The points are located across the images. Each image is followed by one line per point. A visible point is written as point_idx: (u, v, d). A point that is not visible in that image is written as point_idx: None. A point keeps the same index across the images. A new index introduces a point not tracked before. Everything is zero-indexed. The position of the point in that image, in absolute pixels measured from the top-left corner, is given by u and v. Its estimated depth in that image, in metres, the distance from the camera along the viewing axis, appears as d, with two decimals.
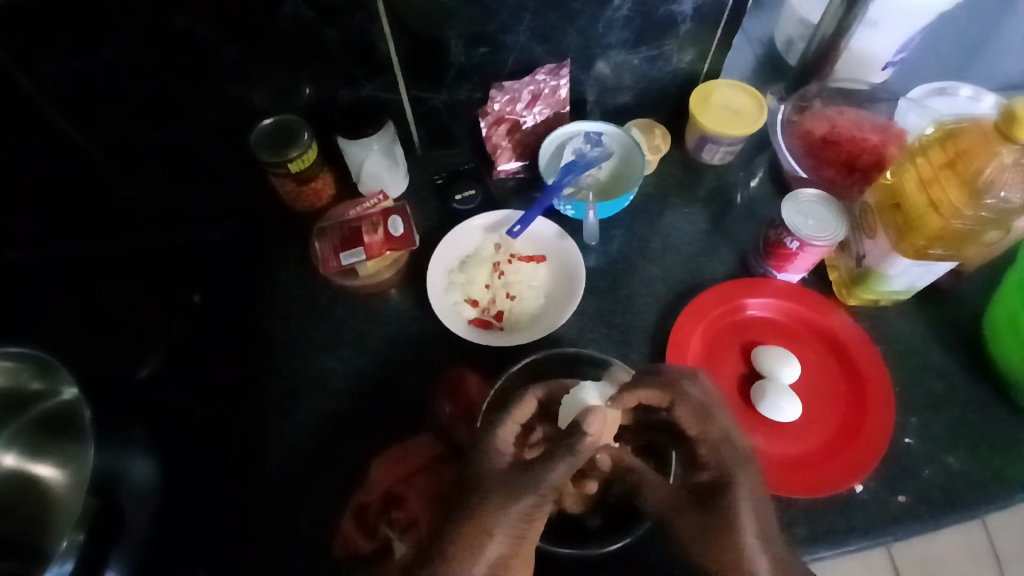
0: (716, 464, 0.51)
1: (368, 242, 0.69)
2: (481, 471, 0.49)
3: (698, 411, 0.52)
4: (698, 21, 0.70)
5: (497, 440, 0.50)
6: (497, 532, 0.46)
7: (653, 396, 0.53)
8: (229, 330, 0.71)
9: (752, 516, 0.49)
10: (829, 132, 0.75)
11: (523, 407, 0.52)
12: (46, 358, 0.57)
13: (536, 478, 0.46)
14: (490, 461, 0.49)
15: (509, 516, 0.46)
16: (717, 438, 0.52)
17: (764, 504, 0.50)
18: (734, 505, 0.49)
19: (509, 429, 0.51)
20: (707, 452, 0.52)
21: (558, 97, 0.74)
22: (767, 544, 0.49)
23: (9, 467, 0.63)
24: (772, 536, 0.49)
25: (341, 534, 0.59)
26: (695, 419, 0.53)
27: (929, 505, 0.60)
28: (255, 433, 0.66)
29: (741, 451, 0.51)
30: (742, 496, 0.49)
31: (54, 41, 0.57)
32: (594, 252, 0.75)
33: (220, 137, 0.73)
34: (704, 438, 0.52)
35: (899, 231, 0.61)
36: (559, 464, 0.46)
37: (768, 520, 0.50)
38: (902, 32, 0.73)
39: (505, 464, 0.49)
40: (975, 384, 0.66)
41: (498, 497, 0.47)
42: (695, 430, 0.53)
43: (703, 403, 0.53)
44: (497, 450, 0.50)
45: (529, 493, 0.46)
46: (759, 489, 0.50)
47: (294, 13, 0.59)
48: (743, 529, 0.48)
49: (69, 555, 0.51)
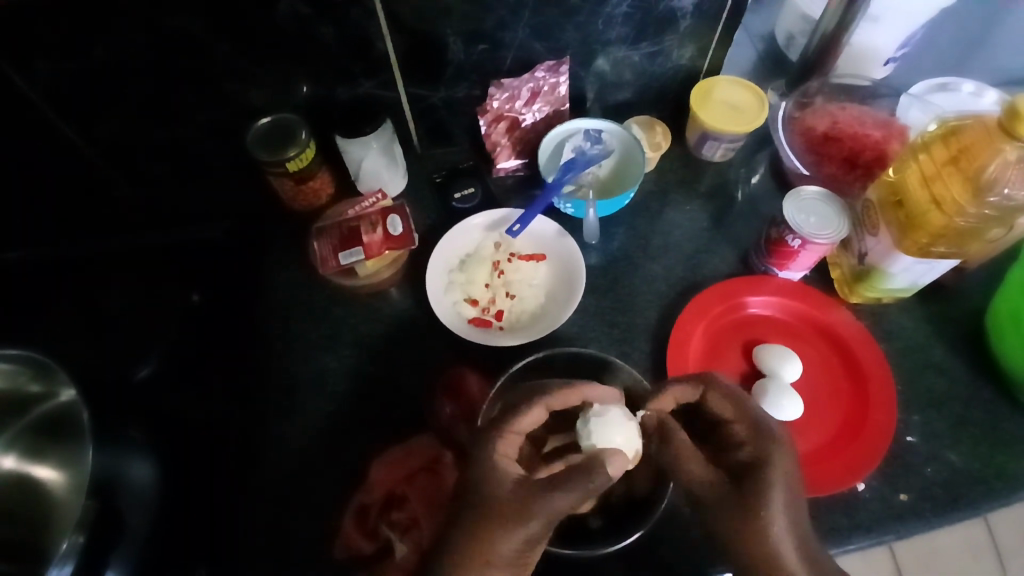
0: (752, 441, 0.50)
1: (366, 242, 0.68)
2: (487, 493, 0.47)
3: (732, 398, 0.52)
4: (699, 17, 0.69)
5: (499, 454, 0.49)
6: (500, 561, 0.46)
7: (685, 393, 0.53)
8: (229, 329, 0.72)
9: (785, 498, 0.48)
10: (832, 128, 0.74)
11: (530, 417, 0.51)
12: (43, 361, 0.57)
13: (547, 503, 0.45)
14: (494, 485, 0.47)
15: (515, 540, 0.45)
16: (751, 422, 0.51)
17: (798, 490, 0.49)
18: (767, 488, 0.47)
19: (513, 441, 0.50)
20: (744, 432, 0.51)
21: (557, 94, 0.73)
22: (796, 529, 0.48)
23: (6, 471, 0.62)
24: (802, 522, 0.48)
25: (342, 535, 0.59)
26: (729, 408, 0.52)
27: (931, 503, 0.60)
28: (253, 434, 0.66)
29: (775, 433, 0.50)
30: (777, 478, 0.48)
31: (50, 42, 0.56)
32: (594, 250, 0.74)
33: (216, 137, 0.73)
34: (739, 420, 0.52)
35: (901, 228, 0.60)
36: (566, 491, 0.45)
37: (801, 506, 0.49)
38: (903, 27, 0.72)
39: (511, 485, 0.48)
40: (976, 380, 0.65)
41: (508, 514, 0.46)
42: (730, 417, 0.52)
43: (735, 392, 0.52)
44: (503, 469, 0.48)
45: (535, 521, 0.45)
46: (792, 471, 0.49)
47: (290, 11, 0.58)
48: (773, 513, 0.47)
49: (69, 558, 0.50)
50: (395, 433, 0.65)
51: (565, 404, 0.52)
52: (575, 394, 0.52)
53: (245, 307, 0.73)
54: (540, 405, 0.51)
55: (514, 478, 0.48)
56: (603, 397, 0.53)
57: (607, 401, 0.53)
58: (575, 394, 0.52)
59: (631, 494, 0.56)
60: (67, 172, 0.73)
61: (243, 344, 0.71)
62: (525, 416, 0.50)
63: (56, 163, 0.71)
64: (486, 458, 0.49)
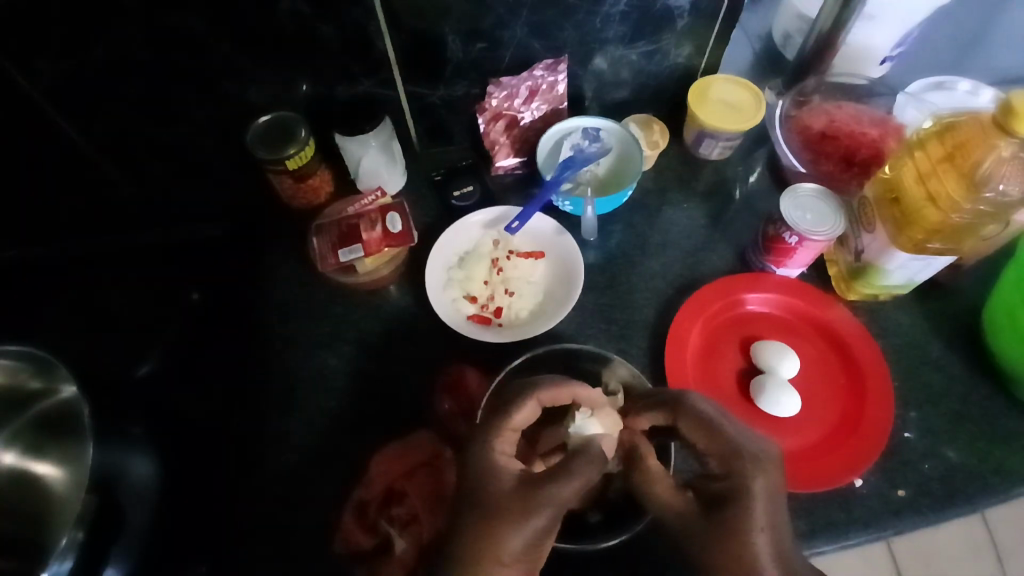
0: (727, 473, 0.49)
1: (366, 239, 0.69)
2: (487, 491, 0.47)
3: (702, 426, 0.50)
4: (696, 16, 0.69)
5: (498, 451, 0.49)
6: (510, 559, 0.45)
7: (654, 417, 0.54)
8: (229, 328, 0.73)
9: (767, 520, 0.47)
10: (828, 126, 0.75)
11: (523, 413, 0.51)
12: (41, 354, 0.58)
13: (549, 492, 0.46)
14: (496, 481, 0.48)
15: (524, 535, 0.45)
16: (725, 452, 0.49)
17: (779, 512, 0.48)
18: (746, 517, 0.46)
19: (510, 438, 0.50)
20: (718, 464, 0.50)
21: (555, 92, 0.73)
22: (781, 553, 0.46)
23: (5, 466, 0.63)
24: (786, 541, 0.47)
25: (341, 531, 0.59)
26: (702, 435, 0.51)
27: (928, 498, 0.60)
28: (254, 430, 0.66)
29: (752, 456, 0.48)
30: (756, 504, 0.47)
31: (56, 40, 0.57)
32: (592, 247, 0.75)
33: (216, 135, 0.73)
34: (713, 452, 0.50)
35: (898, 224, 0.60)
36: (571, 479, 0.46)
37: (783, 523, 0.48)
38: (900, 25, 0.73)
39: (513, 482, 0.47)
40: (974, 377, 0.66)
41: (509, 518, 0.45)
42: (702, 447, 0.51)
43: (707, 418, 0.51)
44: (502, 465, 0.48)
45: (541, 512, 0.45)
46: (774, 495, 0.48)
47: (289, 9, 0.59)
48: (755, 536, 0.46)
49: (69, 552, 0.54)
50: (393, 429, 0.65)
51: (556, 400, 0.52)
52: (566, 392, 0.52)
53: (247, 305, 0.73)
54: (534, 401, 0.51)
55: (516, 475, 0.48)
56: (591, 400, 0.53)
57: (592, 403, 0.53)
58: (565, 392, 0.52)
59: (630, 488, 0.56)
60: (70, 171, 0.74)
61: (244, 342, 0.71)
62: (519, 412, 0.51)
63: (59, 161, 0.72)
64: (484, 456, 0.49)
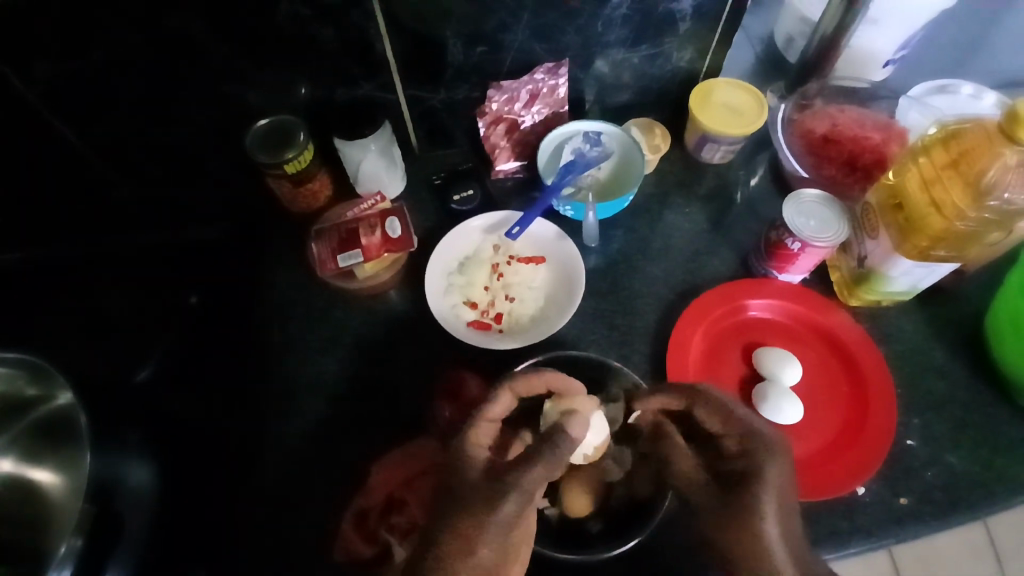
0: (745, 453, 0.50)
1: (365, 244, 0.68)
2: (462, 480, 0.48)
3: (720, 411, 0.51)
4: (699, 20, 0.69)
5: (471, 441, 0.49)
6: (481, 546, 0.46)
7: (668, 399, 0.54)
8: (228, 333, 0.72)
9: (777, 507, 0.48)
10: (831, 130, 0.74)
11: (499, 404, 0.50)
12: (41, 364, 0.57)
13: (517, 479, 0.46)
14: (468, 472, 0.48)
15: (496, 524, 0.46)
16: (743, 432, 0.50)
17: (788, 500, 0.49)
18: (759, 500, 0.47)
19: (486, 428, 0.50)
20: (734, 445, 0.51)
21: (556, 96, 0.73)
22: (790, 538, 0.48)
23: (4, 473, 0.62)
24: (790, 530, 0.49)
25: (340, 538, 0.59)
26: (718, 419, 0.52)
27: (932, 506, 0.60)
28: (254, 435, 0.66)
29: (764, 439, 0.49)
30: (770, 488, 0.48)
31: (52, 41, 0.56)
32: (594, 252, 0.74)
33: (214, 138, 0.72)
34: (728, 431, 0.51)
35: (902, 230, 0.59)
36: (536, 464, 0.45)
37: (791, 510, 0.49)
38: (903, 29, 0.72)
39: (480, 472, 0.48)
40: (977, 383, 0.65)
41: (477, 509, 0.46)
42: (718, 429, 0.52)
43: (724, 401, 0.52)
44: (474, 456, 0.48)
45: (511, 499, 0.46)
46: (785, 482, 0.49)
47: (289, 12, 0.58)
48: (767, 521, 0.47)
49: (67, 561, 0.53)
50: (393, 435, 0.65)
51: (529, 390, 0.51)
52: (538, 382, 0.51)
53: (246, 307, 0.73)
54: (506, 391, 0.51)
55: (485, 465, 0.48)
56: (566, 388, 0.52)
57: (569, 392, 0.52)
58: (538, 381, 0.51)
59: (632, 497, 0.56)
60: (68, 173, 0.73)
61: (243, 346, 0.70)
62: (494, 403, 0.50)
63: (56, 163, 0.71)
64: (460, 448, 0.49)
